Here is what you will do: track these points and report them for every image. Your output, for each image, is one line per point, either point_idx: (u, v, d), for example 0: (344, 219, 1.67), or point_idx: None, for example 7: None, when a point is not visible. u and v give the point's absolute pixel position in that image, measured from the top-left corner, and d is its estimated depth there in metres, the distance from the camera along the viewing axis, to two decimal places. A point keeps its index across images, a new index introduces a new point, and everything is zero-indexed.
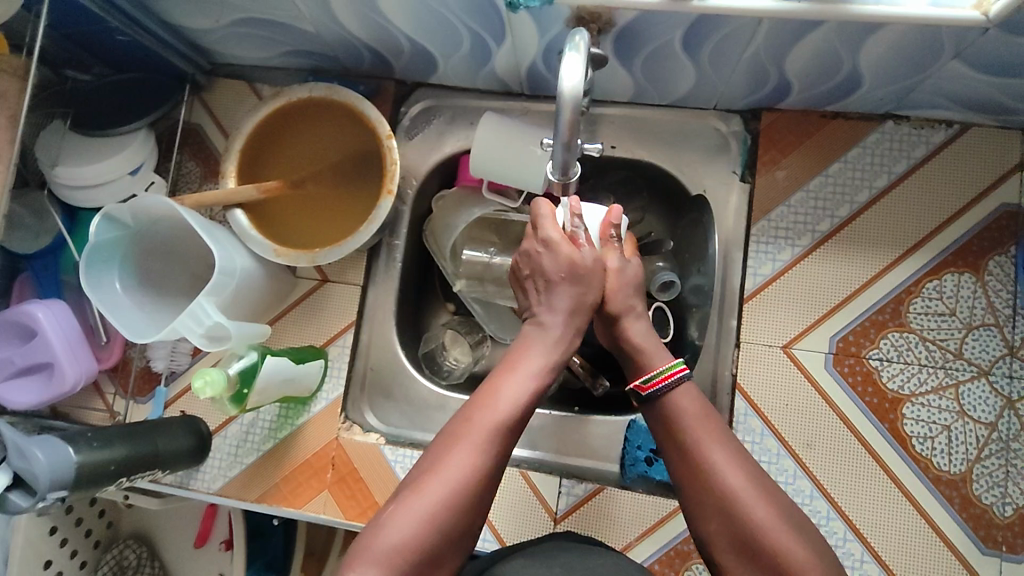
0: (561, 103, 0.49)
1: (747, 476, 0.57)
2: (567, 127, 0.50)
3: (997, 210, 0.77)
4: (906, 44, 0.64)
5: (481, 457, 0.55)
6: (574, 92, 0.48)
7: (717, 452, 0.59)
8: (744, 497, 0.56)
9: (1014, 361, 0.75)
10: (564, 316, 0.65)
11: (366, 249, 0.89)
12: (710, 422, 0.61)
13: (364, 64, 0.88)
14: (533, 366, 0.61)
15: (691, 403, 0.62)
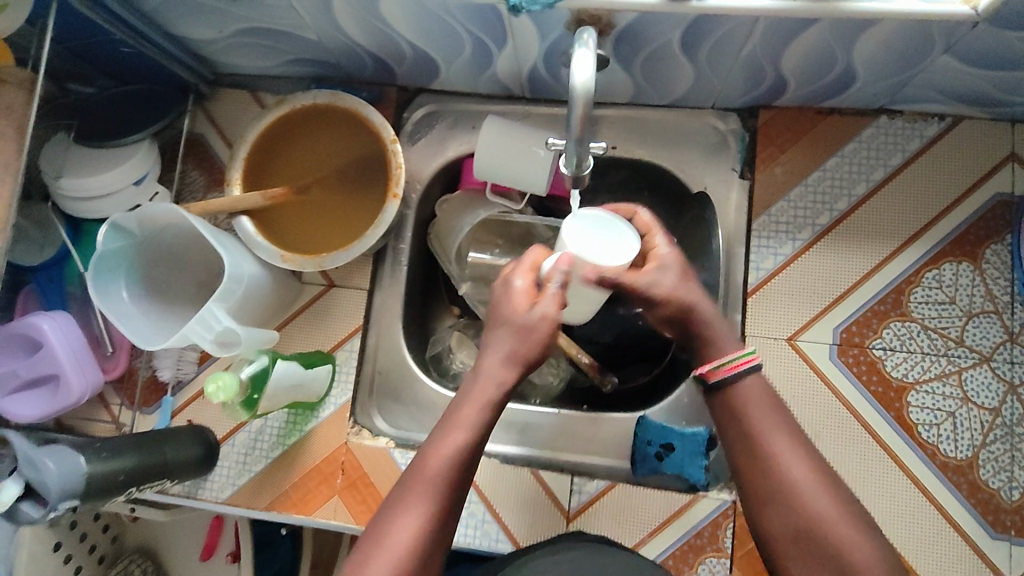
0: (573, 99, 0.49)
1: (811, 470, 0.58)
2: (579, 122, 0.50)
3: (992, 199, 0.79)
4: (899, 40, 0.66)
5: (421, 521, 0.56)
6: (585, 88, 0.48)
7: (783, 444, 0.59)
8: (809, 493, 0.57)
9: (1015, 347, 0.76)
10: (500, 360, 0.60)
11: (371, 254, 0.90)
12: (776, 413, 0.61)
13: (366, 71, 0.89)
14: (468, 416, 0.59)
15: (757, 392, 0.61)
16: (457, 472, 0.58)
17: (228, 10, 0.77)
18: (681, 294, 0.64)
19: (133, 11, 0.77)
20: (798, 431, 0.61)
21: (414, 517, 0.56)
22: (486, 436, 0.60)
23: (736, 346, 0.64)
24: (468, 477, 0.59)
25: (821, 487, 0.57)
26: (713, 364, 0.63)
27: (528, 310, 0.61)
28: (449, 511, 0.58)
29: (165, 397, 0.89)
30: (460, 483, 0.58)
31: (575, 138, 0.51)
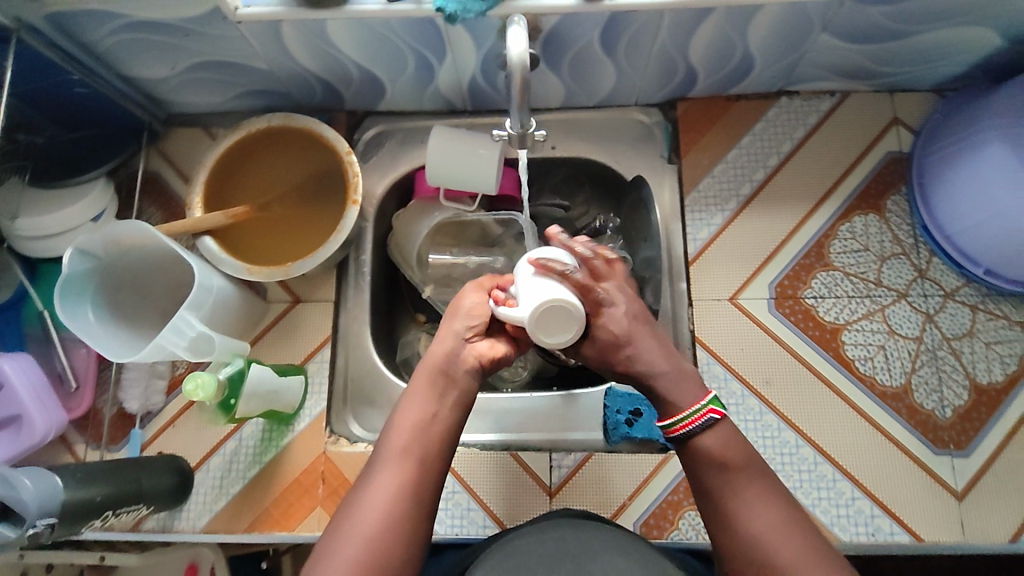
0: (511, 69, 0.55)
1: (776, 518, 0.61)
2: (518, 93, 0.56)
3: (885, 157, 0.90)
4: (783, 23, 0.77)
5: (392, 483, 0.62)
6: (523, 57, 0.54)
7: (746, 497, 0.62)
8: (773, 544, 0.59)
9: (926, 282, 0.85)
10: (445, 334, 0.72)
11: (333, 265, 0.94)
12: (741, 464, 0.64)
13: (315, 97, 0.95)
14: (420, 382, 0.69)
15: (723, 445, 0.65)
16: (421, 428, 0.66)
17: (181, 46, 0.82)
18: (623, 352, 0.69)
19: (87, 53, 0.81)
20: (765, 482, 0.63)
21: (393, 479, 0.63)
22: (440, 401, 0.68)
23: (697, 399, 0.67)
24: (439, 435, 0.66)
25: (788, 537, 0.59)
26: (674, 420, 0.66)
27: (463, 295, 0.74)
28: (423, 467, 0.64)
29: (134, 429, 0.88)
30: (428, 439, 0.65)
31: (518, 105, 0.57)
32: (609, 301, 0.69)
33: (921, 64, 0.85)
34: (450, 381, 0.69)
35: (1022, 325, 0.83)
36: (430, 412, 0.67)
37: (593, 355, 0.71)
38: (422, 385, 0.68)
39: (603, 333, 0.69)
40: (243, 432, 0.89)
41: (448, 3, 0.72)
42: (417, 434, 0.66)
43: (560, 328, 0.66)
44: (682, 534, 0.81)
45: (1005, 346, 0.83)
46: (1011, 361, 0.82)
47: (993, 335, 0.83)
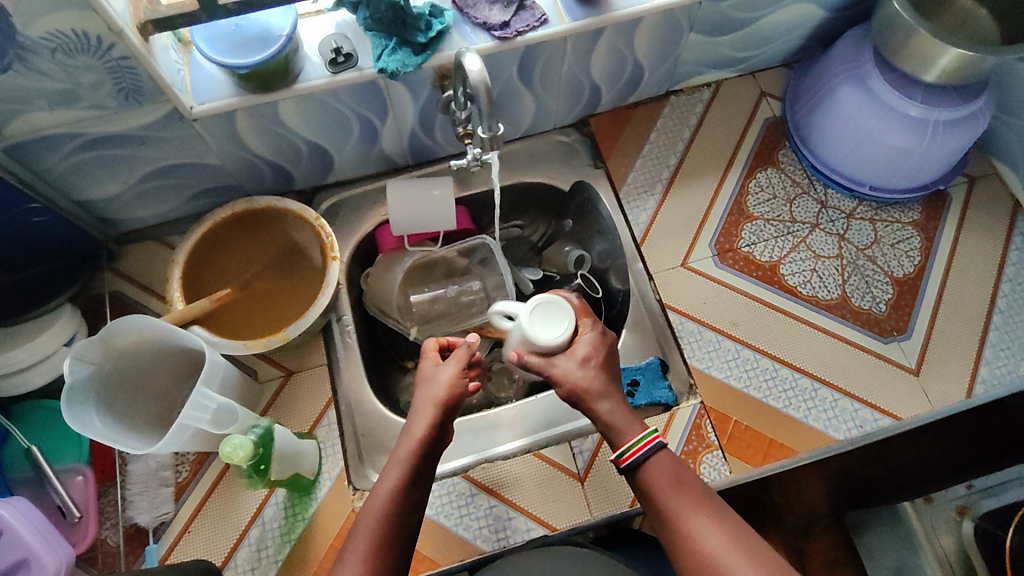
0: (475, 86, 0.66)
1: (727, 537, 0.62)
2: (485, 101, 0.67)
3: (766, 123, 1.08)
4: (658, 31, 0.94)
5: (364, 563, 0.63)
6: (482, 75, 0.66)
7: (697, 519, 0.64)
8: (727, 560, 0.60)
9: (829, 210, 1.01)
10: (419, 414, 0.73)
11: (318, 330, 0.96)
12: (684, 488, 0.67)
13: (267, 183, 1.01)
14: (393, 471, 0.70)
15: (664, 469, 0.68)
16: (393, 518, 0.67)
17: (136, 156, 0.87)
18: (604, 381, 0.75)
19: (43, 180, 0.84)
20: (709, 502, 0.66)
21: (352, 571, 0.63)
22: (412, 482, 0.70)
23: (640, 429, 0.72)
24: (405, 527, 0.68)
25: (740, 553, 0.61)
26: (621, 450, 0.70)
27: (437, 368, 0.77)
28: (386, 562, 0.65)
29: (150, 544, 0.84)
30: (399, 531, 0.67)
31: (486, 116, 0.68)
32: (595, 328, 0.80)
33: (769, 44, 1.05)
34: (423, 469, 0.71)
35: (912, 224, 1.00)
36: (407, 491, 0.69)
37: (562, 365, 0.76)
38: (400, 473, 0.69)
39: (579, 349, 0.78)
40: (264, 515, 0.86)
41: (389, 63, 0.83)
42: (392, 515, 0.67)
43: (550, 326, 0.80)
44: (710, 477, 0.85)
45: (906, 244, 0.99)
46: (914, 254, 0.98)
47: (894, 237, 0.99)
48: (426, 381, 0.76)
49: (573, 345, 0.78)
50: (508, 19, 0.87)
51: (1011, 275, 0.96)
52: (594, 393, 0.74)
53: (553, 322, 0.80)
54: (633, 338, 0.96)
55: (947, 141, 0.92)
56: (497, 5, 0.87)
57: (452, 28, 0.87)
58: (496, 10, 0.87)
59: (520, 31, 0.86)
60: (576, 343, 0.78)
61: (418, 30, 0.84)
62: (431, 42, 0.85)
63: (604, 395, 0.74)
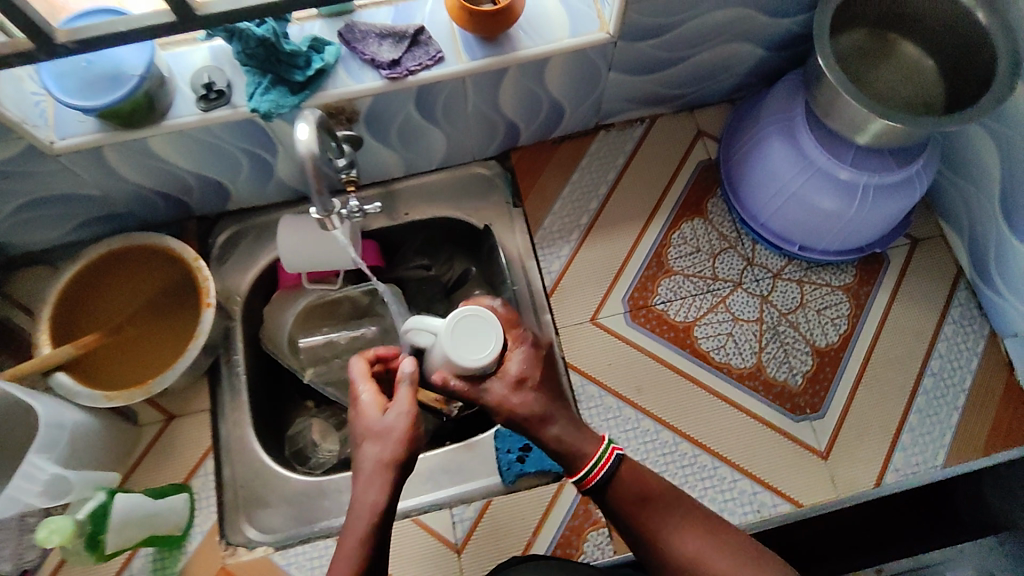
0: (303, 162, 0.60)
1: (703, 538, 0.65)
2: (314, 179, 0.61)
3: (697, 167, 1.01)
4: (574, 70, 0.86)
5: None
6: (310, 148, 0.59)
7: (671, 526, 0.66)
8: (707, 561, 0.64)
9: (755, 268, 0.95)
10: (367, 480, 0.63)
11: (203, 372, 0.91)
12: (658, 496, 0.67)
13: (160, 211, 0.96)
14: (353, 548, 0.61)
15: (635, 480, 0.68)
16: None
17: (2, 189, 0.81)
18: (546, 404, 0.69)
19: None
20: (682, 505, 0.67)
21: None
22: (376, 552, 0.62)
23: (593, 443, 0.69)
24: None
25: (717, 552, 0.64)
26: (584, 471, 0.67)
27: (377, 411, 0.66)
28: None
29: None
30: None
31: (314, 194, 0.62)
32: (525, 340, 0.72)
33: (705, 82, 0.97)
34: (383, 537, 0.63)
35: (843, 289, 0.94)
36: (368, 564, 0.61)
37: (496, 391, 0.69)
38: (360, 550, 0.61)
39: (511, 369, 0.70)
40: (131, 568, 0.83)
41: (262, 103, 0.76)
42: None
43: (473, 346, 0.68)
44: (591, 556, 0.83)
45: (834, 310, 0.92)
46: (841, 322, 0.92)
47: (821, 302, 0.93)
48: (370, 434, 0.65)
49: (502, 366, 0.70)
50: (399, 57, 0.79)
51: (942, 351, 0.90)
52: (538, 418, 0.69)
53: (478, 340, 0.69)
54: None
55: (880, 206, 0.84)
56: (387, 40, 0.80)
57: (337, 62, 0.79)
58: (387, 45, 0.80)
59: (412, 70, 0.79)
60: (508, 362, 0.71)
61: (297, 67, 0.77)
62: (311, 80, 0.78)
63: (548, 419, 0.69)
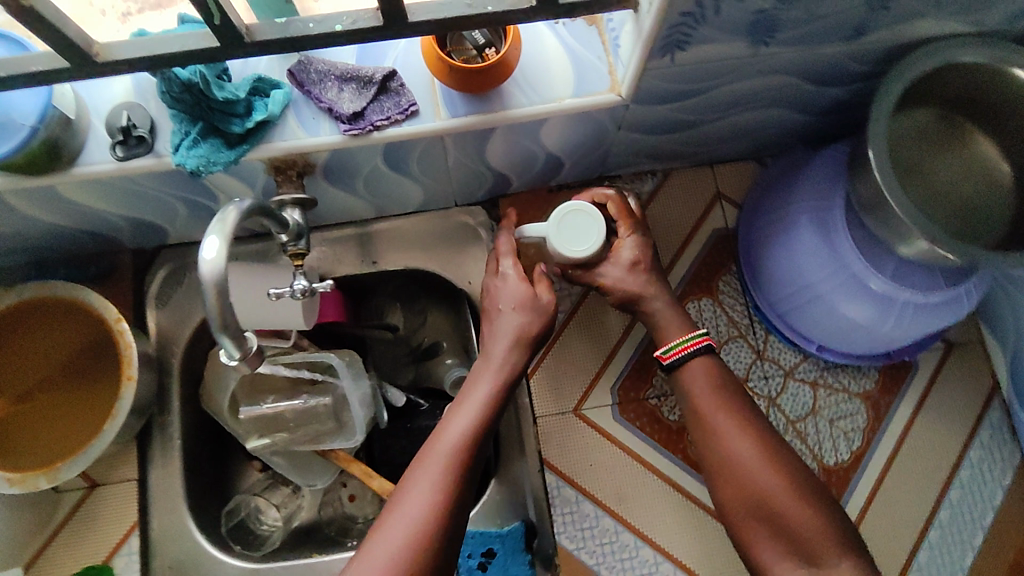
0: (206, 287, 0.47)
1: (757, 447, 0.66)
2: (217, 308, 0.47)
3: (712, 236, 0.88)
4: (578, 129, 0.72)
5: (437, 478, 0.62)
6: (216, 269, 0.46)
7: (730, 426, 0.67)
8: (755, 468, 0.64)
9: (765, 363, 0.83)
10: (505, 345, 0.72)
11: (131, 438, 0.81)
12: (723, 396, 0.69)
13: (87, 244, 0.82)
14: (478, 398, 0.68)
15: (703, 376, 0.70)
16: (470, 448, 0.65)
17: None
18: (648, 287, 0.75)
19: None
20: (745, 412, 0.68)
21: (427, 480, 0.61)
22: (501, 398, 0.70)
23: (684, 332, 0.74)
24: (479, 459, 0.66)
25: (765, 465, 0.65)
26: (666, 349, 0.72)
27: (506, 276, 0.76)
28: (460, 489, 0.62)
29: None
30: (479, 452, 0.66)
31: (217, 327, 0.47)
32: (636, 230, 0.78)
33: (730, 140, 0.82)
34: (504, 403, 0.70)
35: (862, 397, 0.83)
36: (493, 399, 0.69)
37: (611, 274, 0.76)
38: (478, 408, 0.67)
39: (621, 253, 0.76)
40: None
41: (188, 159, 0.62)
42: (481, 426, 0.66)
43: (581, 237, 0.74)
44: None
45: (848, 421, 0.82)
46: (855, 436, 0.81)
47: (835, 411, 0.82)
48: (514, 307, 0.73)
49: (614, 251, 0.76)
50: (362, 108, 0.65)
51: (964, 480, 0.80)
52: (645, 295, 0.75)
53: (582, 234, 0.74)
54: (501, 492, 0.81)
55: (918, 324, 0.72)
56: (349, 86, 0.65)
57: (288, 106, 0.65)
58: (348, 91, 0.65)
59: (378, 125, 0.65)
60: (617, 247, 0.76)
61: (236, 115, 0.63)
62: (252, 132, 0.64)
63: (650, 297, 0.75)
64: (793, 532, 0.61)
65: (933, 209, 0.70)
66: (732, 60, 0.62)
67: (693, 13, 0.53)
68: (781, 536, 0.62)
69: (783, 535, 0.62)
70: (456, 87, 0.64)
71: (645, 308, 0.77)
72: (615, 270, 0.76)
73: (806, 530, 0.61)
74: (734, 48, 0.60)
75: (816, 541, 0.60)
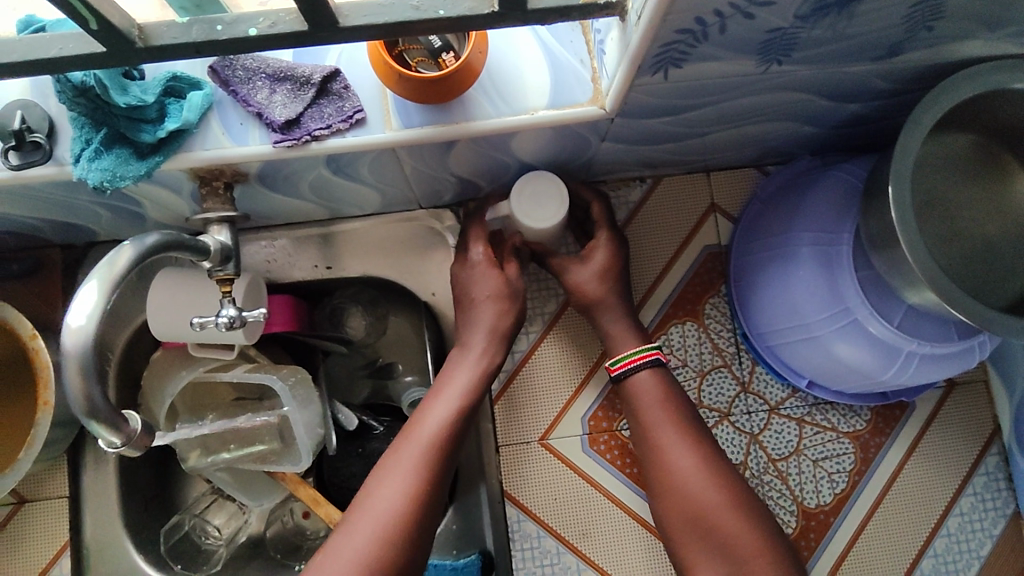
0: (67, 353, 0.40)
1: (699, 462, 0.63)
2: (82, 378, 0.41)
3: (702, 253, 0.79)
4: (553, 139, 0.62)
5: (410, 481, 0.61)
6: (79, 336, 0.40)
7: (676, 440, 0.64)
8: (697, 485, 0.62)
9: (749, 397, 0.76)
10: (482, 337, 0.70)
11: (60, 454, 0.75)
12: (670, 407, 0.66)
13: (7, 242, 0.74)
14: (456, 393, 0.67)
15: (653, 386, 0.67)
16: (446, 440, 0.65)
17: None
18: (607, 293, 0.71)
19: None
20: (693, 427, 0.65)
21: (395, 484, 0.61)
22: (477, 395, 0.68)
23: (638, 344, 0.69)
24: (457, 450, 0.66)
25: (707, 481, 0.62)
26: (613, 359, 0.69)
27: (473, 261, 0.72)
28: (434, 480, 0.62)
29: None
30: (452, 452, 0.65)
31: (83, 415, 0.42)
32: (613, 238, 0.73)
33: (731, 150, 0.73)
34: (483, 395, 0.69)
35: (850, 436, 0.76)
36: (466, 396, 0.67)
37: (578, 276, 0.72)
38: (456, 400, 0.67)
39: (593, 253, 0.72)
40: None
41: (90, 173, 0.54)
42: (455, 426, 0.65)
43: (543, 206, 0.67)
44: None
45: (833, 463, 0.75)
46: (839, 479, 0.75)
47: (821, 451, 0.75)
48: (492, 296, 0.71)
49: (588, 252, 0.72)
50: (298, 115, 0.55)
51: (951, 528, 0.74)
52: (603, 304, 0.71)
53: (541, 203, 0.67)
54: None
55: (920, 374, 0.66)
56: (283, 89, 0.56)
57: (210, 110, 0.56)
58: (281, 93, 0.56)
59: (316, 135, 0.55)
60: (590, 246, 0.72)
61: (146, 122, 0.54)
62: (166, 140, 0.55)
63: (606, 307, 0.71)
64: (731, 551, 0.58)
65: (951, 253, 0.62)
66: (739, 78, 0.53)
67: (694, 32, 0.43)
68: (715, 553, 0.59)
69: (718, 551, 0.59)
70: (407, 95, 0.55)
71: (608, 348, 0.71)
72: (579, 270, 0.72)
73: (740, 549, 0.58)
74: (741, 66, 0.51)
75: (755, 560, 0.57)
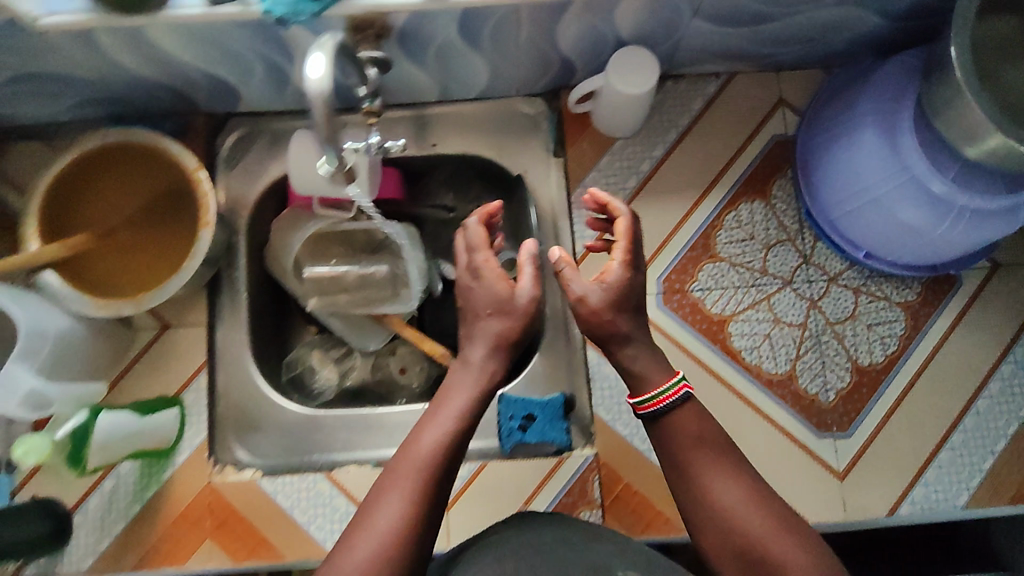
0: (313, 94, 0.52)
1: (745, 491, 0.58)
2: (323, 115, 0.52)
3: (771, 141, 0.88)
4: (651, 10, 0.72)
5: (410, 497, 0.56)
6: (322, 84, 0.51)
7: (716, 472, 0.59)
8: (745, 518, 0.56)
9: (810, 267, 0.85)
10: (483, 351, 0.64)
11: (201, 286, 0.86)
12: (707, 439, 0.60)
13: (164, 102, 0.86)
14: (455, 410, 0.61)
15: (690, 420, 0.61)
16: (444, 461, 0.59)
17: None
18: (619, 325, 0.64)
19: None
20: (732, 456, 0.60)
21: (397, 501, 0.56)
22: (477, 416, 0.62)
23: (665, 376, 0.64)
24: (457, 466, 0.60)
25: (753, 509, 0.57)
26: (642, 398, 0.63)
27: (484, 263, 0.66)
28: (435, 496, 0.57)
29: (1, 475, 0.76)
30: (451, 472, 0.59)
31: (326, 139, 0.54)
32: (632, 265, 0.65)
33: (800, 43, 0.83)
34: (483, 411, 0.63)
35: (901, 305, 0.84)
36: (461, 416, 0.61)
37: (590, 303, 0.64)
38: (454, 416, 0.61)
39: (608, 276, 0.64)
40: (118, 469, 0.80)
41: (277, 6, 0.65)
42: (452, 446, 0.59)
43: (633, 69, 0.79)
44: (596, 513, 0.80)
45: (885, 328, 0.83)
46: (891, 342, 0.82)
47: (875, 317, 0.83)
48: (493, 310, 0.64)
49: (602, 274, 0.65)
50: None
51: (993, 392, 0.81)
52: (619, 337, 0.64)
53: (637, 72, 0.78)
54: (544, 366, 0.85)
55: (969, 234, 0.74)
56: None
57: None
58: None
59: None
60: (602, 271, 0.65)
61: None
62: None
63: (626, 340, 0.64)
64: None
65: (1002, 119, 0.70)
66: None
67: None
68: None
69: None
70: None
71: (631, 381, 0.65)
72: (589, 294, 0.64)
73: None
74: None
75: None
